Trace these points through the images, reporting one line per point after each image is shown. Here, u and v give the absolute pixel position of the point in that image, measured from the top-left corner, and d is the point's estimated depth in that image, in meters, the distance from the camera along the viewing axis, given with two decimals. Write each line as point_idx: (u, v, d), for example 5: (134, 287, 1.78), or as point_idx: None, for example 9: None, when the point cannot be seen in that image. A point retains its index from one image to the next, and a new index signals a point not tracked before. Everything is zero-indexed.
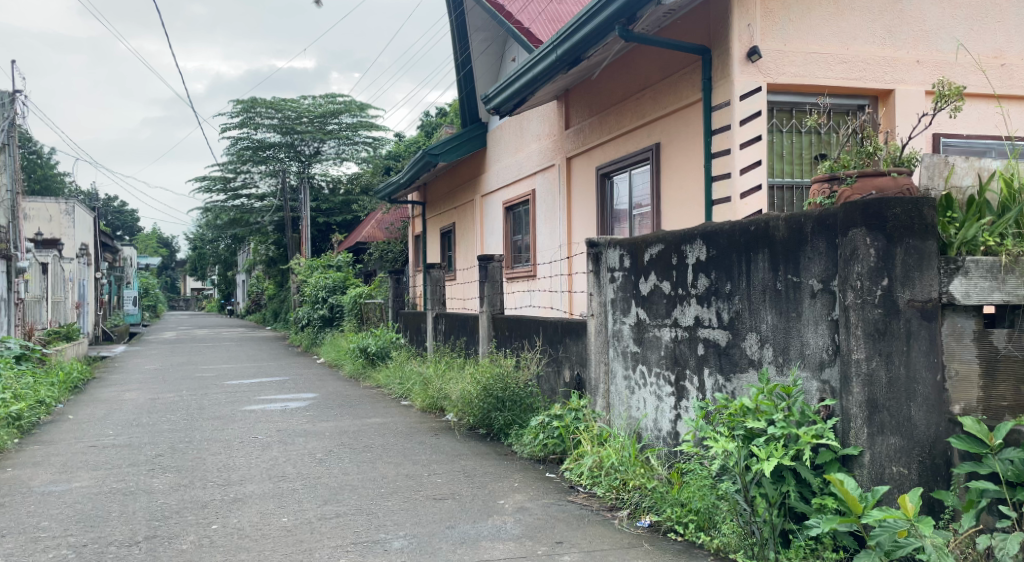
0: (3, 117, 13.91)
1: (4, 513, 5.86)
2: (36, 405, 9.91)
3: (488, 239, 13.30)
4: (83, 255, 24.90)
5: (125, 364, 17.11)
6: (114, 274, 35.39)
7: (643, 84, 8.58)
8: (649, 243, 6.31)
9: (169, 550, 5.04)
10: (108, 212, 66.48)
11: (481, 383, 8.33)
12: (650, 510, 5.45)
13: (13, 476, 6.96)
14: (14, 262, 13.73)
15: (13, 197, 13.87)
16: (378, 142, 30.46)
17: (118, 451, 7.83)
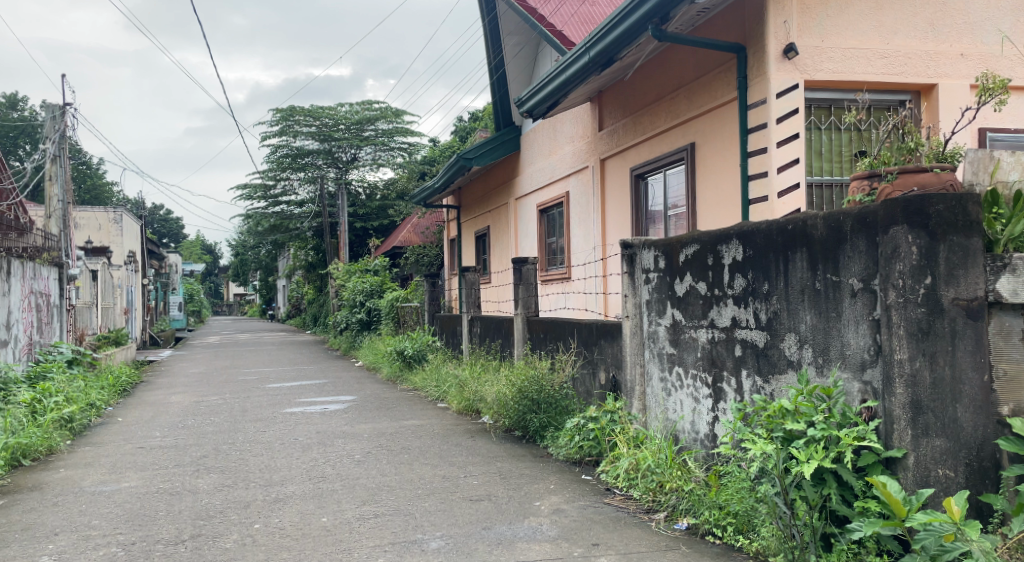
0: (54, 130, 14.30)
1: (57, 512, 6.00)
2: (87, 408, 10.14)
3: (523, 242, 13.29)
4: (132, 262, 25.50)
5: (171, 368, 17.46)
6: (161, 281, 36.27)
7: (677, 84, 8.52)
8: (684, 243, 6.25)
9: (214, 548, 5.10)
10: (154, 221, 68.25)
11: (517, 386, 8.33)
12: (687, 513, 5.39)
13: (65, 476, 7.12)
14: (66, 270, 14.04)
15: (64, 208, 14.18)
16: (413, 148, 30.56)
17: (164, 452, 7.97)
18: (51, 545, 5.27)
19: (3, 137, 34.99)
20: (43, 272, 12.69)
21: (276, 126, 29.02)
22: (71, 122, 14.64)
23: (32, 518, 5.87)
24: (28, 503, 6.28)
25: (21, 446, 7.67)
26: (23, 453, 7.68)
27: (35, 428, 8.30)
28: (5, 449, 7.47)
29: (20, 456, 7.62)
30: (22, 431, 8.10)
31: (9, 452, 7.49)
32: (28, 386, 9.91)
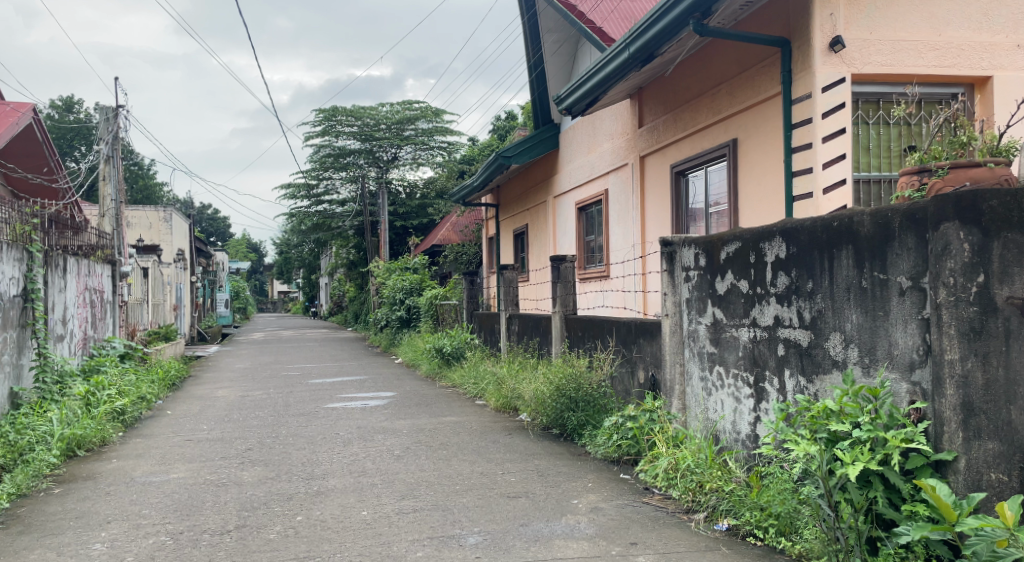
0: (107, 132, 14.60)
1: (109, 501, 6.12)
2: (138, 400, 10.34)
3: (561, 240, 13.24)
4: (180, 259, 26.04)
5: (219, 363, 17.78)
6: (208, 278, 36.95)
7: (718, 80, 8.42)
8: (725, 241, 6.17)
9: (258, 539, 5.16)
10: (202, 219, 69.47)
11: (555, 383, 8.31)
12: (728, 514, 5.32)
13: (117, 466, 7.26)
14: (118, 267, 14.33)
15: (118, 207, 14.46)
16: (453, 147, 30.55)
17: (211, 444, 8.09)
18: (102, 533, 5.37)
19: (61, 138, 35.94)
20: (97, 269, 12.95)
21: (319, 126, 29.28)
22: (124, 123, 14.93)
23: (84, 506, 5.99)
24: (81, 492, 6.42)
25: (76, 437, 7.85)
26: (77, 443, 7.87)
27: (89, 419, 8.49)
28: (60, 440, 7.66)
29: (74, 447, 7.80)
30: (76, 422, 8.29)
31: (64, 443, 7.68)
32: (82, 379, 10.16)
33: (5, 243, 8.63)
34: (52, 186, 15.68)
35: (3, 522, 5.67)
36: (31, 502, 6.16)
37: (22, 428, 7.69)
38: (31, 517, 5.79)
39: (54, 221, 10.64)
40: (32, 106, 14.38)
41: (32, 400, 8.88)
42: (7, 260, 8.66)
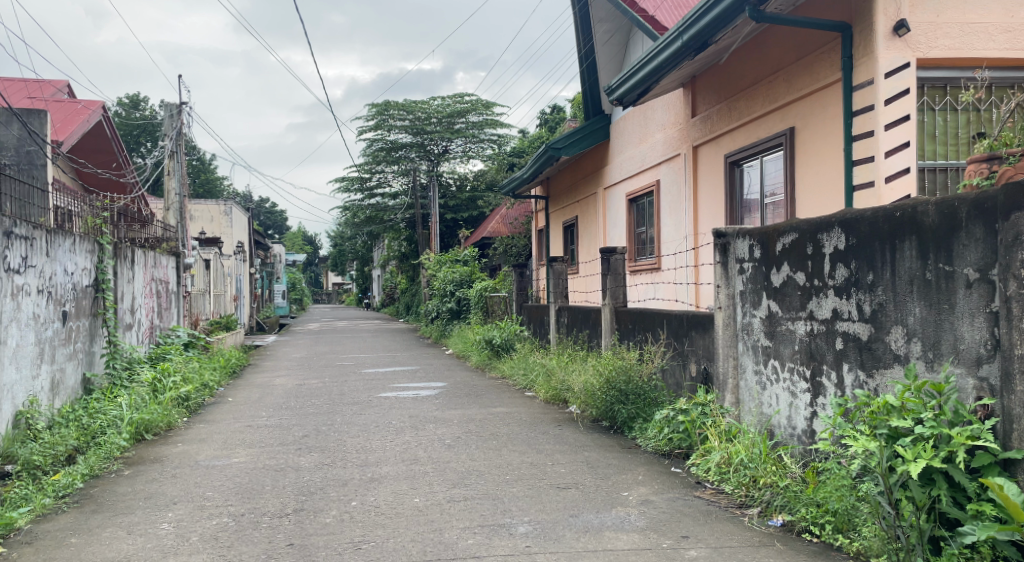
0: (172, 128, 14.95)
1: (175, 483, 6.27)
2: (201, 387, 10.58)
3: (612, 232, 13.13)
4: (239, 251, 26.61)
5: (276, 352, 18.12)
6: (266, 270, 37.71)
7: (775, 67, 8.24)
8: (782, 232, 6.04)
9: (315, 522, 5.23)
10: (261, 212, 70.60)
11: (605, 376, 8.31)
12: (783, 510, 5.21)
13: (182, 450, 7.44)
14: (183, 259, 14.65)
15: (181, 201, 14.80)
16: (503, 139, 30.46)
17: (270, 431, 8.23)
18: (169, 513, 5.50)
19: (128, 135, 36.92)
20: (163, 260, 13.25)
21: (372, 120, 29.37)
22: (187, 120, 15.30)
23: (151, 488, 6.15)
24: (149, 474, 6.59)
25: (144, 421, 8.05)
26: (146, 428, 8.07)
27: (156, 404, 8.71)
28: (129, 424, 7.88)
29: (143, 431, 8.01)
30: (144, 407, 8.51)
31: (134, 427, 7.89)
32: (150, 365, 10.44)
33: (78, 235, 8.88)
34: (121, 180, 16.09)
35: (76, 501, 5.86)
36: (103, 482, 6.35)
37: (93, 412, 7.94)
38: (102, 496, 5.95)
39: (122, 214, 10.93)
40: (101, 103, 14.74)
41: (103, 386, 9.15)
42: (79, 251, 8.91)
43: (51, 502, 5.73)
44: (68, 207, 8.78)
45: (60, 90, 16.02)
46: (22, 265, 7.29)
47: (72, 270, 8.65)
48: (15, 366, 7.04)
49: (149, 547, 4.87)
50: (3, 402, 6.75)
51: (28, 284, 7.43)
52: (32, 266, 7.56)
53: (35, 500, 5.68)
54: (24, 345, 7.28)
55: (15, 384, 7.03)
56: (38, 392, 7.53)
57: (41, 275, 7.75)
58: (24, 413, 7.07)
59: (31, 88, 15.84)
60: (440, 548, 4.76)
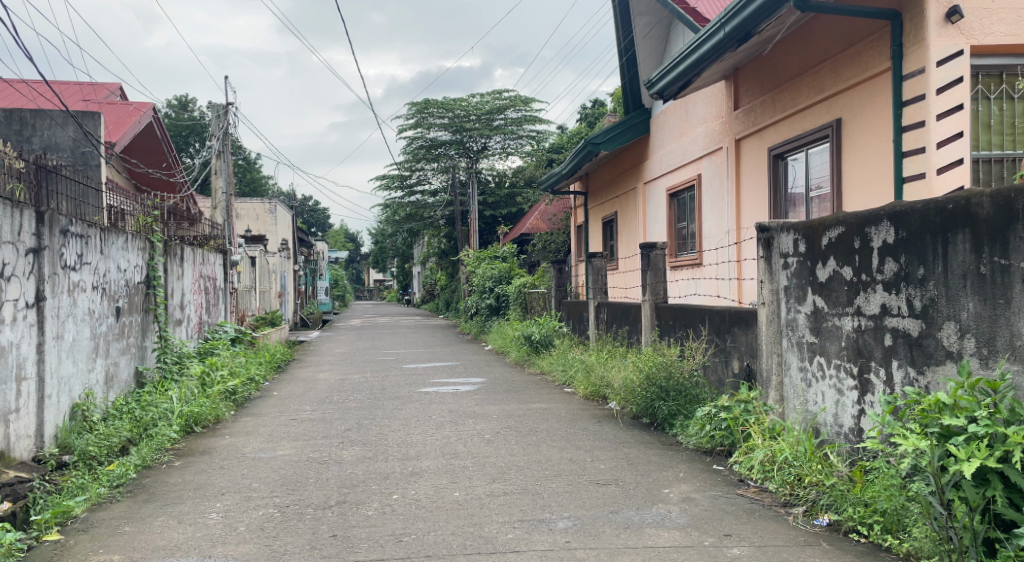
0: (218, 129, 15.22)
1: (223, 474, 6.35)
2: (248, 381, 10.73)
3: (652, 227, 13.01)
4: (284, 248, 26.96)
5: (320, 348, 18.33)
6: (309, 267, 38.13)
7: (822, 57, 8.07)
8: (828, 226, 5.91)
9: (358, 515, 5.25)
10: (304, 210, 71.53)
11: (645, 372, 8.22)
12: (829, 509, 5.11)
13: (230, 443, 7.53)
14: (230, 257, 14.85)
15: (228, 199, 15.02)
16: (542, 135, 30.41)
17: (313, 424, 8.30)
18: (217, 504, 5.57)
19: (177, 136, 37.61)
20: (211, 257, 13.46)
21: (411, 118, 29.53)
22: (233, 120, 15.55)
23: (200, 479, 6.23)
24: (199, 465, 6.69)
25: (193, 414, 8.19)
26: (195, 420, 8.20)
27: (204, 398, 8.86)
28: (179, 416, 8.01)
29: (193, 423, 8.14)
30: (193, 401, 8.65)
31: (183, 419, 8.03)
32: (199, 360, 10.62)
33: (130, 233, 9.04)
34: (172, 180, 16.35)
35: (130, 490, 5.96)
36: (155, 473, 6.45)
37: (146, 405, 8.07)
38: (154, 486, 6.05)
39: (172, 213, 11.12)
40: (152, 105, 14.99)
41: (155, 379, 9.32)
42: (132, 248, 9.07)
43: (106, 492, 5.84)
44: (121, 205, 8.94)
45: (113, 93, 16.32)
46: (77, 262, 7.43)
47: (125, 267, 8.81)
48: (72, 359, 7.20)
49: (198, 536, 4.93)
50: (60, 395, 6.91)
51: (84, 280, 7.58)
52: (88, 263, 7.70)
53: (91, 489, 5.80)
54: (81, 339, 7.44)
55: (71, 377, 7.19)
56: (93, 385, 7.69)
57: (96, 272, 7.90)
58: (80, 405, 7.25)
59: (86, 91, 16.16)
60: (480, 542, 4.74)
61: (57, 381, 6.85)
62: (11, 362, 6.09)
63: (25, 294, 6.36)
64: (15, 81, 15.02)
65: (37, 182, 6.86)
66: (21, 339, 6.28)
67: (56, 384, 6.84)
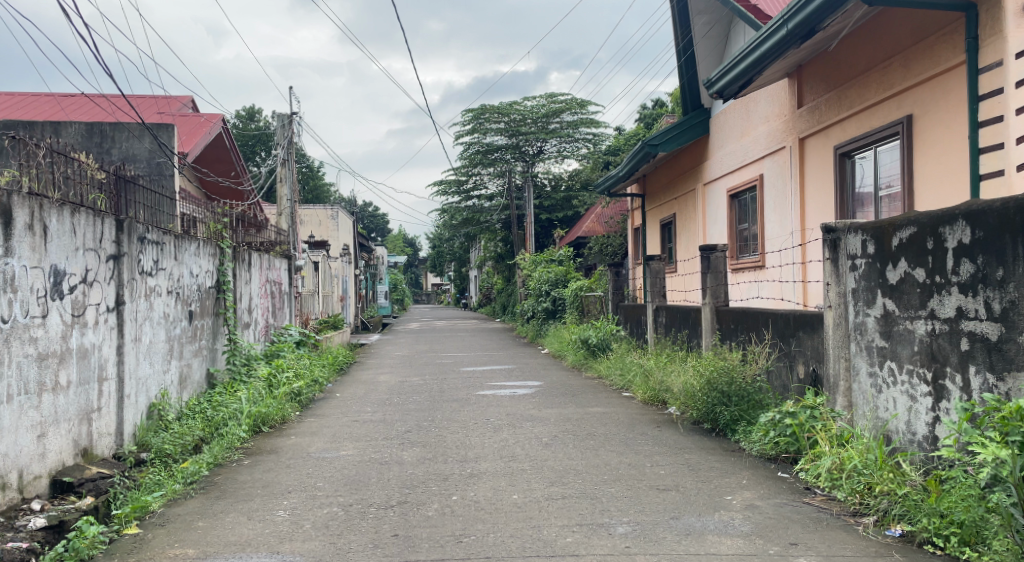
0: (282, 138, 15.52)
1: (289, 473, 6.44)
2: (312, 382, 10.89)
3: (712, 230, 12.79)
4: (346, 254, 27.36)
5: (380, 350, 18.52)
6: (369, 272, 38.66)
7: (891, 52, 7.82)
8: (898, 226, 5.72)
9: (418, 515, 5.25)
10: (365, 215, 72.72)
11: (706, 377, 8.06)
12: (901, 519, 4.93)
13: (296, 443, 7.63)
14: (294, 261, 15.10)
15: (293, 206, 15.28)
16: (599, 138, 30.21)
17: (375, 426, 8.36)
18: (284, 501, 5.64)
19: (244, 145, 38.45)
20: (277, 262, 13.72)
21: (468, 124, 29.69)
22: (297, 130, 15.84)
23: (268, 477, 6.33)
24: (267, 463, 6.80)
25: (261, 414, 8.34)
26: (263, 420, 8.34)
27: (271, 399, 9.01)
28: (248, 416, 8.15)
29: (261, 423, 8.28)
30: (261, 402, 8.81)
31: (252, 419, 8.17)
32: (266, 362, 10.84)
33: (201, 239, 9.23)
34: (240, 188, 16.70)
35: (202, 487, 6.08)
36: (226, 471, 6.57)
37: (217, 405, 8.24)
38: (225, 484, 6.17)
39: (240, 220, 11.36)
40: (222, 116, 15.34)
41: (225, 381, 9.54)
42: (203, 254, 9.26)
43: (181, 488, 5.96)
44: (192, 213, 9.15)
45: (186, 105, 16.73)
46: (153, 268, 7.62)
47: (197, 272, 9.01)
48: (149, 361, 7.39)
49: (266, 532, 5.00)
50: (139, 395, 7.12)
51: (159, 286, 7.77)
52: (163, 269, 7.89)
53: (167, 486, 5.92)
54: (157, 342, 7.63)
55: (148, 378, 7.38)
56: (168, 385, 7.89)
57: (170, 277, 8.09)
58: (157, 404, 7.45)
59: (161, 104, 16.60)
60: (539, 545, 4.70)
61: (135, 382, 7.04)
62: (93, 363, 6.28)
63: (106, 299, 6.55)
64: (94, 95, 15.55)
65: (117, 192, 7.01)
66: (102, 341, 6.47)
67: (134, 385, 7.04)
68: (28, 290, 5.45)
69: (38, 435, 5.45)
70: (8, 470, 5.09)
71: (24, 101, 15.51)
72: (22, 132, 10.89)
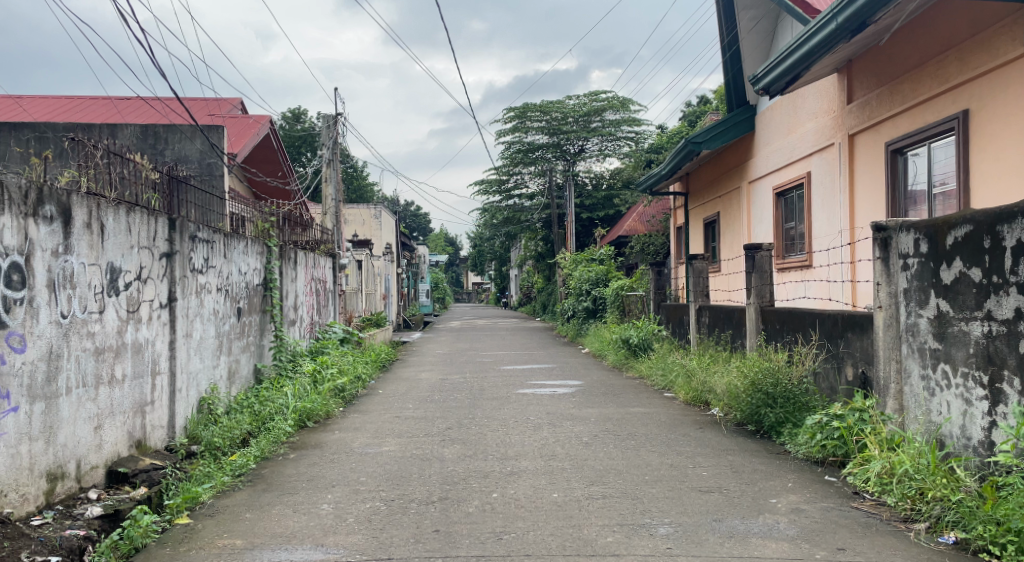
0: (328, 138, 15.69)
1: (333, 467, 6.48)
2: (355, 379, 10.96)
3: (757, 228, 12.58)
4: (389, 253, 27.56)
5: (421, 348, 18.60)
6: (411, 271, 38.90)
7: (946, 45, 7.61)
8: (953, 224, 5.55)
9: (459, 511, 5.23)
10: (407, 214, 73.34)
11: (750, 378, 7.92)
12: (956, 526, 4.78)
13: (339, 437, 7.67)
14: (338, 260, 15.22)
15: (337, 205, 15.41)
16: (641, 136, 29.95)
17: (415, 422, 8.37)
18: (328, 495, 5.68)
19: (290, 146, 38.96)
20: (322, 261, 13.85)
21: (510, 123, 29.67)
22: (342, 131, 15.98)
23: (312, 471, 6.37)
24: (311, 458, 6.85)
25: (307, 409, 8.41)
26: (308, 415, 8.42)
27: (316, 394, 9.08)
28: (294, 411, 8.24)
29: (306, 418, 8.35)
30: (306, 397, 8.90)
31: (297, 414, 8.24)
32: (311, 359, 10.96)
33: (250, 238, 9.33)
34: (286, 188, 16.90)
35: (250, 480, 6.14)
36: (273, 464, 6.64)
37: (264, 400, 8.36)
38: (272, 477, 6.22)
39: (286, 219, 11.47)
40: (269, 117, 15.54)
41: (272, 376, 9.65)
42: (251, 252, 9.36)
43: (230, 480, 6.02)
44: (240, 213, 9.26)
45: (236, 108, 17.01)
46: (204, 265, 7.72)
47: (245, 270, 9.11)
48: (199, 356, 7.49)
49: (311, 525, 5.02)
50: (190, 389, 7.23)
51: (209, 283, 7.87)
52: (213, 266, 7.99)
53: (217, 477, 5.99)
54: (207, 337, 7.74)
55: (199, 373, 7.49)
56: (217, 380, 8.00)
57: (220, 275, 8.19)
58: (206, 399, 7.56)
59: (212, 106, 16.91)
60: (580, 544, 4.64)
61: (186, 376, 7.14)
62: (147, 358, 6.38)
63: (159, 296, 6.66)
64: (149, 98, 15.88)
65: (170, 192, 7.09)
66: (155, 337, 6.57)
67: (185, 379, 7.14)
68: (86, 286, 5.54)
69: (95, 426, 5.55)
70: (67, 460, 5.19)
71: (83, 104, 15.88)
72: (79, 134, 11.16)
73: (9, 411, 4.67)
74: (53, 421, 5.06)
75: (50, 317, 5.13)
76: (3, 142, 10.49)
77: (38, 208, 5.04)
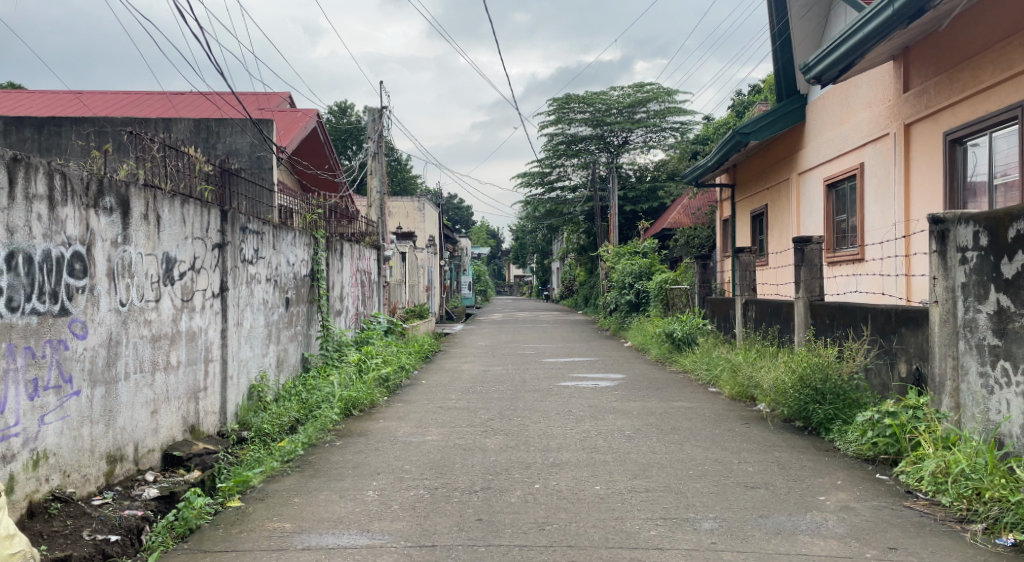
0: (374, 131, 15.80)
1: (377, 455, 6.53)
2: (399, 369, 11.04)
3: (807, 221, 12.34)
4: (433, 245, 27.67)
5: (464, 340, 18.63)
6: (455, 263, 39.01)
7: (1009, 31, 7.36)
8: (1016, 216, 5.36)
9: (501, 501, 5.22)
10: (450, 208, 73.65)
11: (798, 373, 7.78)
12: (1015, 527, 4.63)
13: (383, 426, 7.72)
14: (383, 251, 15.30)
15: (382, 197, 15.50)
16: (686, 127, 29.65)
17: (458, 413, 8.40)
18: (373, 482, 5.71)
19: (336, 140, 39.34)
20: (367, 252, 13.96)
21: (553, 114, 29.57)
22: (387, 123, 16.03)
23: (358, 458, 6.42)
24: (358, 445, 6.90)
25: (352, 398, 8.49)
26: (354, 404, 8.50)
27: (361, 383, 9.16)
28: (340, 399, 8.32)
29: (351, 407, 8.42)
30: (352, 386, 8.98)
31: (343, 402, 8.32)
32: (356, 349, 11.07)
33: (298, 229, 9.43)
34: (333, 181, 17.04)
35: (298, 466, 6.20)
36: (320, 451, 6.70)
37: (311, 388, 8.47)
38: (319, 463, 6.28)
39: (334, 211, 11.58)
40: (317, 111, 15.68)
41: (318, 365, 9.77)
42: (300, 243, 9.47)
43: (279, 465, 6.08)
44: (288, 205, 9.37)
45: (286, 102, 17.22)
46: (254, 256, 7.81)
47: (293, 260, 9.21)
48: (249, 344, 7.58)
49: (357, 511, 5.06)
50: (240, 376, 7.33)
51: (259, 273, 7.97)
52: (263, 257, 8.09)
53: (267, 462, 6.06)
54: (256, 326, 7.84)
55: (249, 360, 7.60)
56: (267, 367, 8.11)
57: (270, 265, 8.30)
58: (256, 386, 7.67)
59: (262, 101, 17.14)
60: (622, 537, 4.59)
61: (236, 364, 7.24)
62: (200, 345, 6.48)
63: (211, 285, 6.75)
64: (202, 92, 16.15)
65: (223, 184, 7.20)
66: (208, 325, 6.68)
67: (236, 366, 7.23)
68: (143, 275, 5.64)
69: (151, 411, 5.65)
70: (125, 444, 5.30)
71: (137, 99, 16.21)
72: (135, 128, 11.40)
73: (71, 394, 4.78)
74: (112, 404, 5.17)
75: (110, 305, 5.23)
76: (64, 136, 10.76)
77: (99, 199, 5.14)
